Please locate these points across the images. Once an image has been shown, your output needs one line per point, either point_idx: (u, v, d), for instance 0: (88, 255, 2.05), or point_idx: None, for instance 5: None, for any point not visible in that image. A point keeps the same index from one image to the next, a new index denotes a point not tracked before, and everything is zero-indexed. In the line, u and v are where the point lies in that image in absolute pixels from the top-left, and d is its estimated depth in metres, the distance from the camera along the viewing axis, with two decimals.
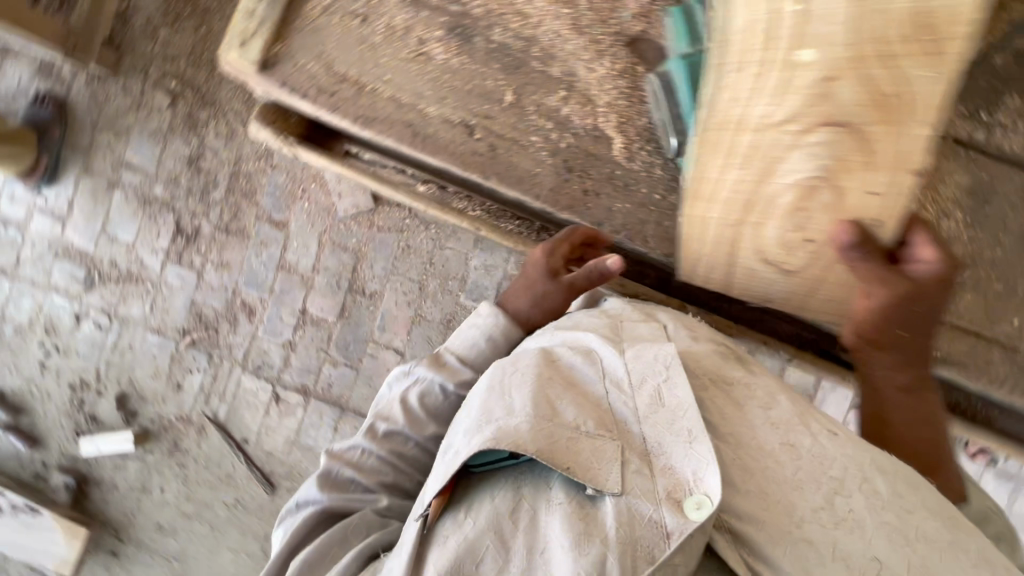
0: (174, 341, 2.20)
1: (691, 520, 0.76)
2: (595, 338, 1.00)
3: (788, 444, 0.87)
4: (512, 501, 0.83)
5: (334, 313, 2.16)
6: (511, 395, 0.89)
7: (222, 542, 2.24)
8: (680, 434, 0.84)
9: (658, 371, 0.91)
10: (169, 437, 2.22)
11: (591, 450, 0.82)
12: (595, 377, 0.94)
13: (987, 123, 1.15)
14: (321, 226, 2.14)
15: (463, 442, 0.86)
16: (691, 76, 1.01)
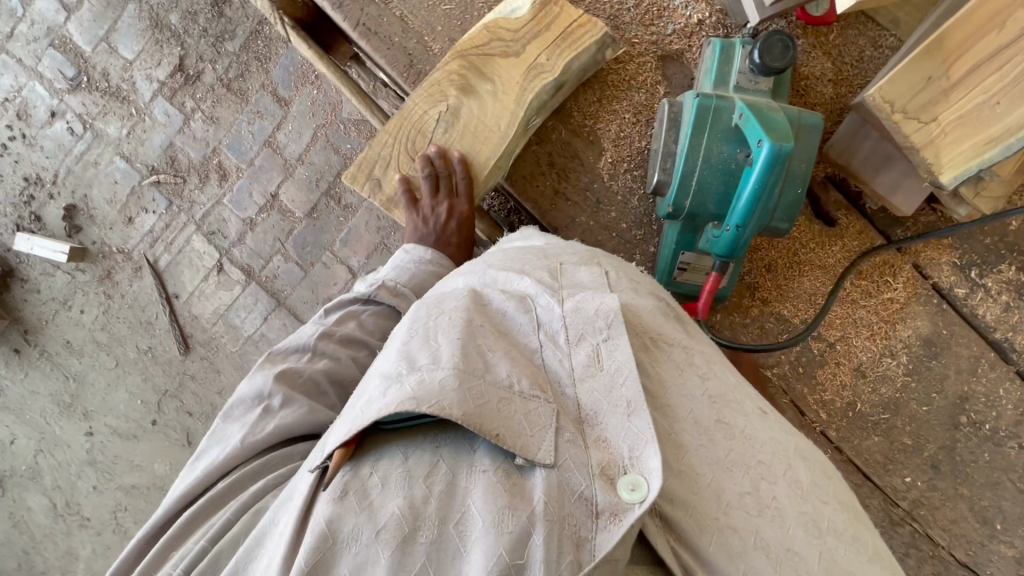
0: (140, 174, 2.14)
1: (625, 503, 0.69)
2: (530, 283, 0.90)
3: (721, 422, 0.84)
4: (426, 465, 0.71)
5: (303, 210, 2.11)
6: (435, 343, 0.76)
7: (122, 381, 2.25)
8: (619, 404, 0.77)
9: (599, 329, 0.83)
10: (104, 265, 2.20)
11: (522, 419, 0.72)
12: (530, 330, 0.86)
13: (971, 284, 1.19)
14: (321, 120, 2.06)
15: (370, 395, 0.72)
16: (698, 116, 0.92)
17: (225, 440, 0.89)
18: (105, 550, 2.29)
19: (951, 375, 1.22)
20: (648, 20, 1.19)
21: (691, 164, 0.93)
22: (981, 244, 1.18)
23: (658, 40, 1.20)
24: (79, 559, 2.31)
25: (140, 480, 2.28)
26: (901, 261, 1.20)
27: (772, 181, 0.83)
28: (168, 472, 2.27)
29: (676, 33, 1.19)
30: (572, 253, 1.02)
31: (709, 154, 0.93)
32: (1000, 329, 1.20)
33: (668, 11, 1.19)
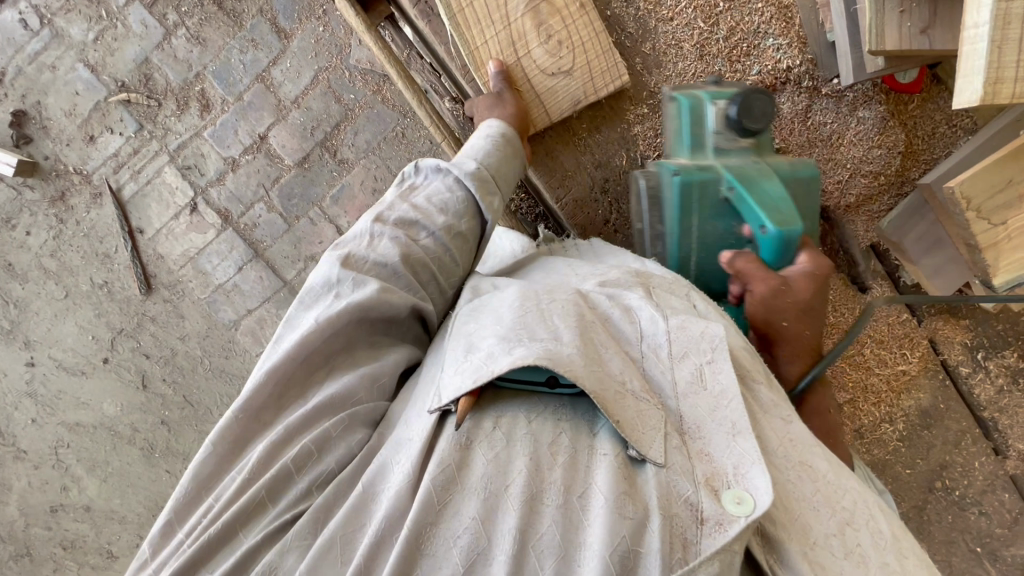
0: (106, 88, 1.89)
1: (728, 513, 0.68)
2: (631, 296, 0.92)
3: (804, 462, 0.81)
4: (549, 432, 0.73)
5: (294, 157, 1.94)
6: (553, 322, 0.81)
7: (72, 313, 2.07)
8: (723, 424, 0.76)
9: (703, 350, 0.81)
10: (58, 185, 1.97)
11: (636, 409, 0.74)
12: (632, 333, 0.87)
13: (976, 365, 1.24)
14: (324, 63, 1.88)
15: (493, 350, 0.76)
16: (685, 200, 1.07)
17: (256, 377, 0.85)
18: (43, 485, 2.20)
19: (936, 445, 1.26)
20: (733, 57, 1.21)
21: (689, 244, 1.12)
22: (991, 330, 1.23)
23: (742, 79, 1.21)
24: (12, 490, 2.21)
25: (85, 419, 2.16)
26: (918, 337, 1.24)
27: (791, 249, 1.00)
28: (118, 414, 2.16)
29: (760, 77, 1.21)
30: (662, 277, 1.02)
31: (704, 233, 1.10)
32: (989, 409, 1.25)
33: (755, 51, 1.20)
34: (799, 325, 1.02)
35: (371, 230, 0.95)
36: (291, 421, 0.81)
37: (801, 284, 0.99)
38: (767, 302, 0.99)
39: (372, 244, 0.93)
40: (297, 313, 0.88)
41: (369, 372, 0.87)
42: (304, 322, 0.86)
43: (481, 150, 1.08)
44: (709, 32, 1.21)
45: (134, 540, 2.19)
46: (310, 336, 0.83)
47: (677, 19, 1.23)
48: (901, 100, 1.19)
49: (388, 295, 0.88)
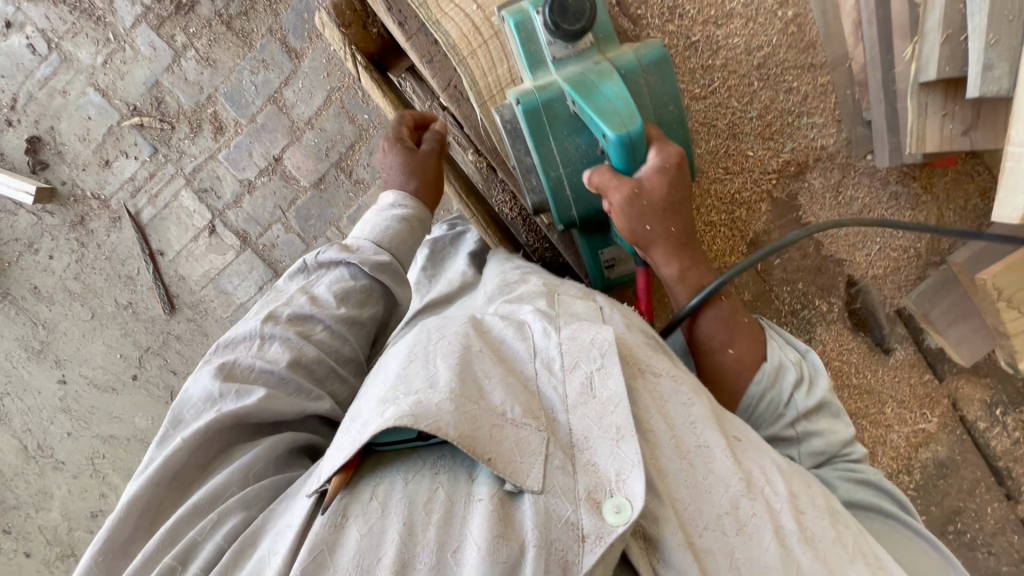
0: (119, 113, 1.89)
1: (608, 525, 0.63)
2: (528, 311, 0.85)
3: (700, 446, 0.73)
4: (424, 491, 0.66)
5: (310, 178, 1.93)
6: (434, 367, 0.74)
7: (100, 333, 2.12)
8: (608, 431, 0.70)
9: (591, 358, 0.75)
10: (76, 210, 1.98)
11: (516, 441, 0.68)
12: (525, 355, 0.79)
13: (995, 419, 1.16)
14: (337, 83, 1.85)
15: (370, 416, 0.70)
16: (535, 125, 0.88)
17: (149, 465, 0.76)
18: (82, 493, 2.27)
19: (950, 494, 1.18)
20: (766, 133, 1.05)
21: (555, 171, 0.92)
22: (1012, 386, 1.16)
23: (773, 156, 1.07)
24: (53, 498, 2.28)
25: (119, 432, 2.23)
26: (939, 395, 1.16)
27: (640, 149, 0.82)
28: (149, 427, 2.22)
29: (792, 154, 1.06)
30: (569, 287, 0.95)
31: (566, 153, 0.91)
32: (1004, 458, 1.17)
33: (791, 127, 1.05)
34: (665, 227, 0.90)
35: (260, 332, 0.85)
36: (151, 544, 0.71)
37: (655, 181, 0.86)
38: (629, 213, 0.87)
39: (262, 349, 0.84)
40: (171, 431, 0.78)
41: (244, 464, 0.77)
42: (177, 439, 0.77)
43: (381, 229, 0.97)
44: (744, 109, 1.04)
45: None
46: (182, 451, 0.75)
47: (710, 96, 1.04)
48: (934, 170, 1.06)
49: (275, 399, 0.80)
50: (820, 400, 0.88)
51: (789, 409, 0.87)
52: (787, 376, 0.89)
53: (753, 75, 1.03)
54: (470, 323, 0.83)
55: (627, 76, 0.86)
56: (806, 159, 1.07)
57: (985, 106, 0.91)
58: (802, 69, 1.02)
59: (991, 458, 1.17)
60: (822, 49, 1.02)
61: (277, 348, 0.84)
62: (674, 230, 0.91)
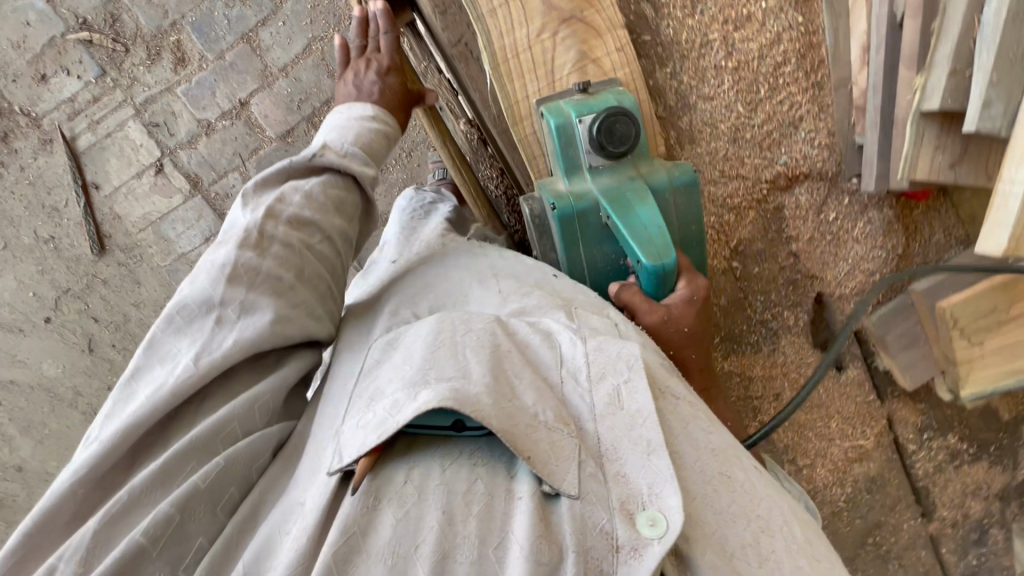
0: (65, 23, 1.70)
1: (644, 538, 0.61)
2: (557, 320, 0.82)
3: (721, 475, 0.72)
4: (463, 480, 0.64)
5: (277, 130, 1.80)
6: (465, 357, 0.71)
7: (13, 266, 1.91)
8: (639, 442, 0.67)
9: (620, 369, 0.73)
10: (1, 125, 1.78)
11: (548, 443, 0.65)
12: (553, 365, 0.75)
13: (921, 442, 1.24)
14: (320, 32, 1.74)
15: (397, 398, 0.66)
16: (567, 231, 0.91)
17: (131, 402, 0.68)
18: None
19: (874, 507, 1.26)
20: (765, 142, 1.11)
21: (579, 272, 0.96)
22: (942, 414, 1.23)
23: (770, 163, 1.12)
24: None
25: (22, 377, 2.03)
26: (878, 414, 1.23)
27: None
28: (59, 376, 2.03)
29: (785, 166, 1.12)
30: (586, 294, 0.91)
31: None
32: (924, 477, 1.25)
33: (787, 140, 1.11)
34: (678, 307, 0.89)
35: (259, 227, 0.74)
36: (143, 476, 0.66)
37: (682, 312, 0.89)
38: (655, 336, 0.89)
39: (261, 245, 0.74)
40: (164, 335, 0.70)
41: (249, 395, 0.72)
42: (173, 357, 0.69)
43: (347, 136, 0.85)
44: (749, 114, 1.10)
45: None
46: (181, 383, 0.67)
47: (715, 98, 1.10)
48: (908, 201, 1.11)
49: (282, 326, 0.72)
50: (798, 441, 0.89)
51: None
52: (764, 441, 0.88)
53: (761, 83, 1.08)
54: (495, 319, 0.79)
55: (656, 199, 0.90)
56: (796, 172, 1.12)
57: (971, 145, 0.94)
58: (806, 86, 1.08)
59: (914, 480, 1.25)
60: (824, 70, 1.07)
61: (278, 251, 0.74)
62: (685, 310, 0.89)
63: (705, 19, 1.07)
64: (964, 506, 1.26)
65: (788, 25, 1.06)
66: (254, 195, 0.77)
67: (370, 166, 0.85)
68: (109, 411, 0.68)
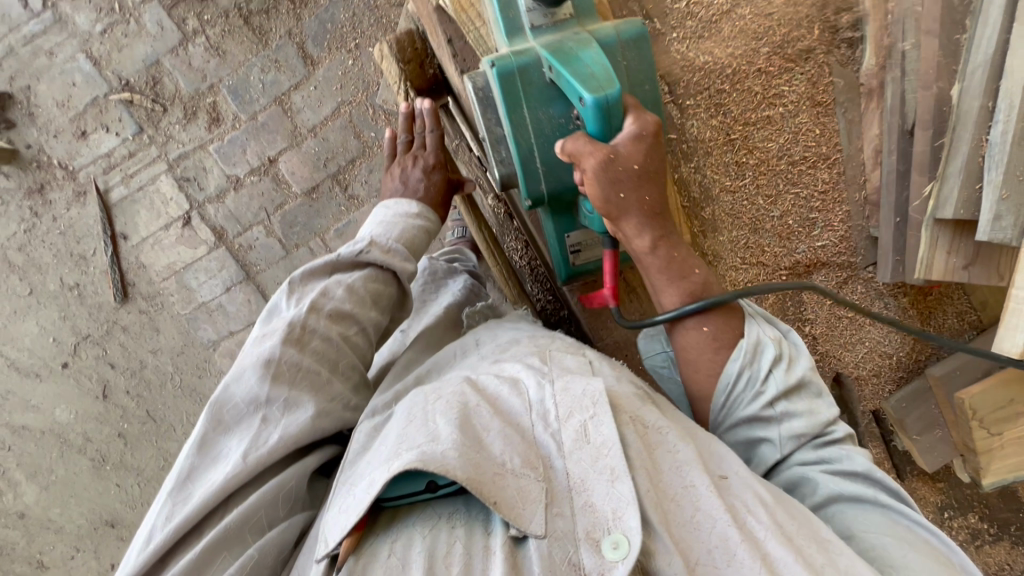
0: (107, 84, 1.79)
1: (608, 563, 0.61)
2: (523, 367, 0.80)
3: (686, 484, 0.68)
4: (444, 541, 0.63)
5: (303, 186, 1.88)
6: (432, 420, 0.69)
7: (36, 311, 1.95)
8: (603, 472, 0.66)
9: (584, 406, 0.71)
10: (38, 177, 1.85)
11: (517, 489, 0.64)
12: (522, 410, 0.73)
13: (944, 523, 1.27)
14: (349, 96, 1.83)
15: (374, 475, 0.65)
16: (508, 90, 0.85)
17: (181, 503, 0.70)
18: None
19: None
20: (784, 234, 1.16)
21: (526, 142, 0.87)
22: (961, 494, 1.27)
23: (789, 254, 1.17)
24: None
25: (33, 422, 2.03)
26: None
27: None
28: (71, 422, 2.04)
29: (804, 256, 1.18)
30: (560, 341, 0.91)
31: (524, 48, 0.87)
32: None
33: (805, 233, 1.16)
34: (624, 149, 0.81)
35: (304, 322, 0.80)
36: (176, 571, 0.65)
37: (630, 150, 0.81)
38: (603, 180, 0.81)
39: (303, 339, 0.79)
40: (213, 434, 0.74)
41: (273, 486, 0.72)
42: (223, 454, 0.73)
43: (392, 233, 0.94)
44: (771, 208, 1.15)
45: (70, 553, 2.06)
46: (227, 479, 0.70)
47: (738, 191, 1.14)
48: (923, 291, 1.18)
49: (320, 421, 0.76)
50: (802, 378, 0.82)
51: (766, 386, 0.81)
52: (766, 352, 0.83)
53: (779, 179, 1.13)
54: (465, 381, 0.77)
55: (606, 51, 0.86)
56: (814, 260, 1.18)
57: (984, 248, 1.01)
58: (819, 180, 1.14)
59: None
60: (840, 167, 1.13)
61: (317, 345, 0.80)
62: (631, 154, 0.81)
63: (728, 117, 1.10)
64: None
65: (804, 124, 1.11)
66: (301, 284, 0.84)
67: (410, 262, 0.93)
68: (161, 515, 0.70)
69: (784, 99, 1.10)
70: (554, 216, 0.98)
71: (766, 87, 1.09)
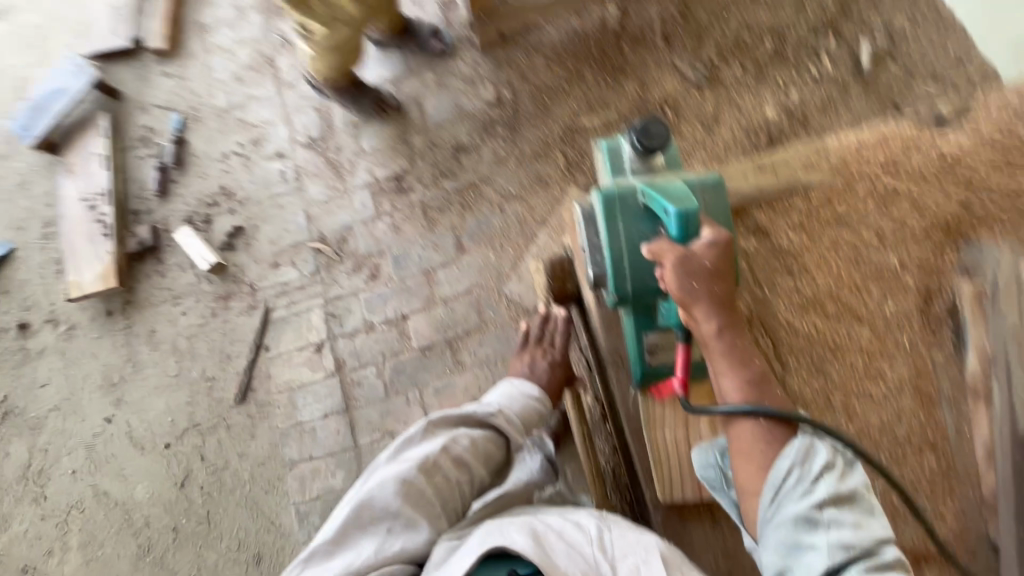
0: (309, 235, 2.30)
1: None
2: (589, 515, 1.17)
3: None
4: None
5: (420, 344, 2.16)
6: (515, 532, 1.09)
7: (170, 390, 2.25)
8: None
9: (638, 552, 1.08)
10: (228, 287, 2.30)
11: None
12: (585, 542, 1.11)
13: None
14: (482, 281, 2.17)
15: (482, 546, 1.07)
16: (610, 209, 1.25)
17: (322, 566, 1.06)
18: (43, 534, 2.20)
19: None
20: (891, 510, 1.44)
21: (620, 249, 1.24)
22: None
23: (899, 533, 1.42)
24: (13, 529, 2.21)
25: (116, 490, 2.20)
26: None
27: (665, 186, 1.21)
28: (145, 499, 2.18)
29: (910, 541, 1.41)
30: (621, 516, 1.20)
31: (626, 221, 1.25)
32: None
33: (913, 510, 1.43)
34: (697, 253, 1.12)
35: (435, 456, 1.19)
36: None
37: (702, 251, 1.12)
38: (680, 274, 1.10)
39: (432, 470, 1.18)
40: (350, 526, 1.10)
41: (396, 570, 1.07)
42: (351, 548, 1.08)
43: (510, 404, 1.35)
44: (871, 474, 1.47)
45: None
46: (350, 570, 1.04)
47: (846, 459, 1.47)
48: None
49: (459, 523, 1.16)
50: (851, 490, 1.03)
51: (815, 485, 1.03)
52: (814, 459, 1.06)
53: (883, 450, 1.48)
54: (541, 520, 1.15)
55: (688, 188, 1.27)
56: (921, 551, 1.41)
57: None
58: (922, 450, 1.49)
59: None
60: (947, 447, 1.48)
61: (444, 475, 1.19)
62: (708, 263, 1.12)
63: (830, 381, 1.52)
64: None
65: (904, 403, 1.52)
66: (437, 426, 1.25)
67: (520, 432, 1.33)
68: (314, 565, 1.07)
69: (885, 380, 1.53)
70: (636, 313, 1.31)
71: (868, 371, 1.54)
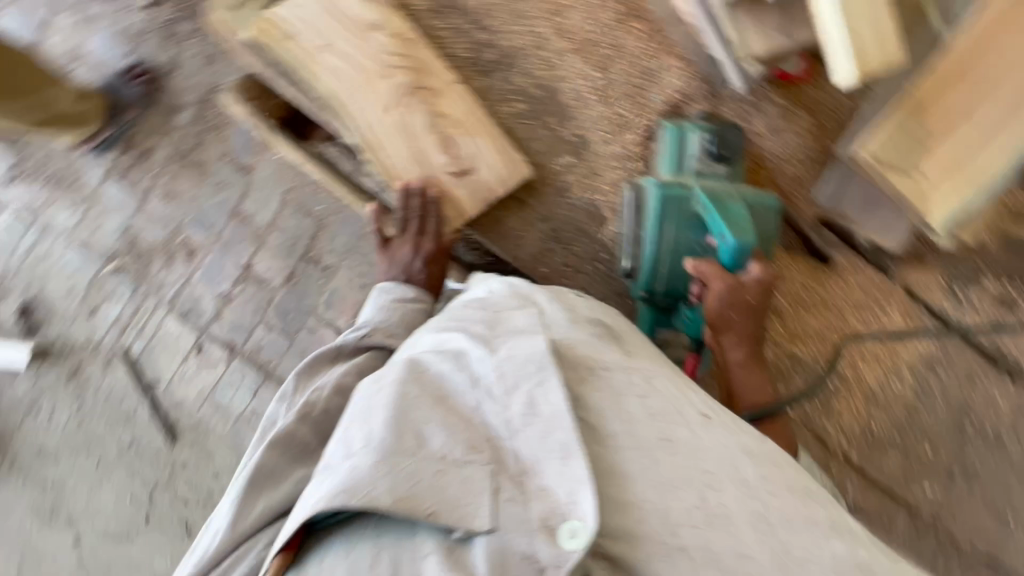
0: (96, 263, 2.07)
1: (565, 550, 0.79)
2: (466, 339, 0.98)
3: (663, 437, 0.91)
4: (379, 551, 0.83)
5: (281, 276, 2.03)
6: (375, 423, 0.87)
7: (106, 479, 2.14)
8: (554, 449, 0.85)
9: (528, 374, 0.90)
10: (72, 361, 2.10)
11: (456, 486, 0.83)
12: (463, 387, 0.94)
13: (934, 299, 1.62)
14: (289, 184, 2.00)
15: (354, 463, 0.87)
16: None
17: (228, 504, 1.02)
18: None
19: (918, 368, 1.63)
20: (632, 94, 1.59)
21: None
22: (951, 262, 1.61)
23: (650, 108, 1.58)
24: None
25: None
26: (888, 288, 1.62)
27: None
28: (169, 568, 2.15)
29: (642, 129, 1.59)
30: (511, 296, 1.11)
31: None
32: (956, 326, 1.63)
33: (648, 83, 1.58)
34: None
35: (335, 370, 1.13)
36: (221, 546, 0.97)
37: None
38: None
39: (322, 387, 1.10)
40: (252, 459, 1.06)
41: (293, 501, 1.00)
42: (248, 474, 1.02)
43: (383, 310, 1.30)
44: (602, 78, 1.59)
45: None
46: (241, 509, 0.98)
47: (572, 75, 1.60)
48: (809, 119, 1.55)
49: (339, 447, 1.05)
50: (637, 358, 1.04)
51: None
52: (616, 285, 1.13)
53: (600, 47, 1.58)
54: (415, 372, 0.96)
55: None
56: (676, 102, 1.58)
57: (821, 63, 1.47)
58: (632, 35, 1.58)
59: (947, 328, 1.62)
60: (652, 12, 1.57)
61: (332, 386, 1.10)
62: None
63: (531, 20, 1.60)
64: (939, 337, 1.62)
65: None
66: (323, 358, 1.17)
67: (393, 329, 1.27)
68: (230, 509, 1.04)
69: None
70: None
71: None
